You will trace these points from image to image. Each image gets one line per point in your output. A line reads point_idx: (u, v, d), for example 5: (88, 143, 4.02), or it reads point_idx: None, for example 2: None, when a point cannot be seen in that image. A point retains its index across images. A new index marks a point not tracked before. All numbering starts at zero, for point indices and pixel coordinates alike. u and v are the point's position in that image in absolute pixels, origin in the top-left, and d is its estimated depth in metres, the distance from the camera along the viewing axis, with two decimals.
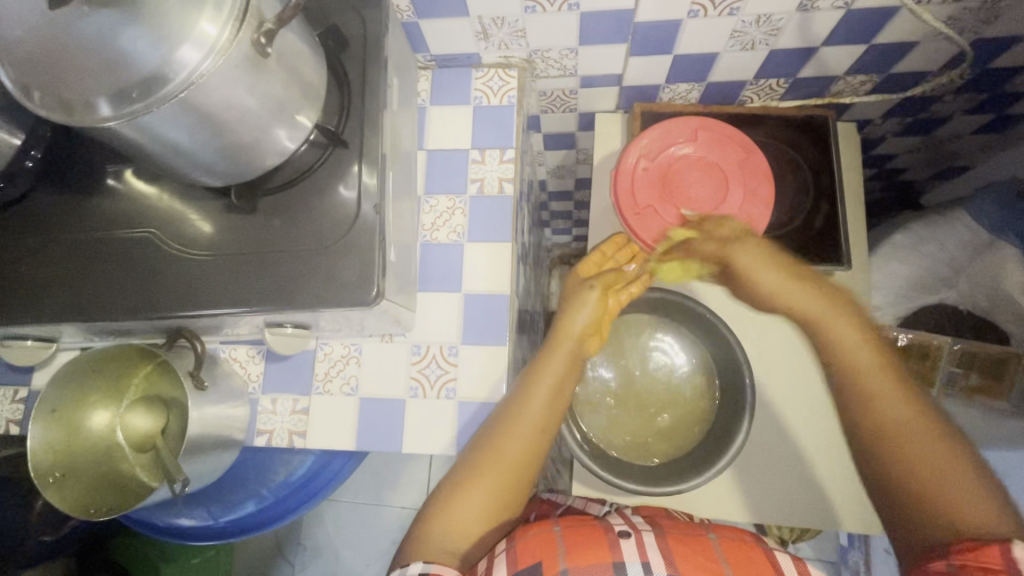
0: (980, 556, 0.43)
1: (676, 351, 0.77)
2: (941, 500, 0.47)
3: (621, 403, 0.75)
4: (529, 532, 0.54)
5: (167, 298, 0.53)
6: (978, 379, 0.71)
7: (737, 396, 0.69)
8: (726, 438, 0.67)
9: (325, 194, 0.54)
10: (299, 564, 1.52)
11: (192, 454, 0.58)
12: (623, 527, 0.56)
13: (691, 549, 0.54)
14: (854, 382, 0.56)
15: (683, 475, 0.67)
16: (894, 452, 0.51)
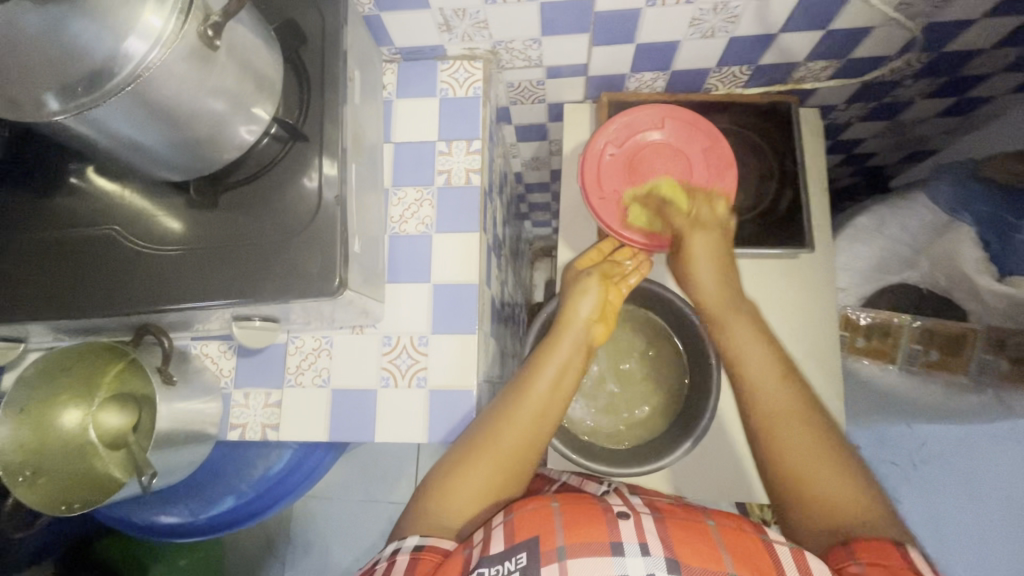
0: (882, 556, 0.46)
1: (643, 334, 0.78)
2: (823, 492, 0.52)
3: (591, 389, 0.77)
4: (527, 505, 0.53)
5: (132, 294, 0.53)
6: (937, 356, 0.73)
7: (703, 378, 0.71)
8: (693, 418, 0.69)
9: (287, 187, 0.54)
10: (289, 561, 1.52)
11: (164, 448, 0.59)
12: (622, 509, 0.54)
13: (691, 532, 0.51)
14: (747, 378, 0.61)
15: (653, 455, 0.68)
16: (777, 447, 0.56)
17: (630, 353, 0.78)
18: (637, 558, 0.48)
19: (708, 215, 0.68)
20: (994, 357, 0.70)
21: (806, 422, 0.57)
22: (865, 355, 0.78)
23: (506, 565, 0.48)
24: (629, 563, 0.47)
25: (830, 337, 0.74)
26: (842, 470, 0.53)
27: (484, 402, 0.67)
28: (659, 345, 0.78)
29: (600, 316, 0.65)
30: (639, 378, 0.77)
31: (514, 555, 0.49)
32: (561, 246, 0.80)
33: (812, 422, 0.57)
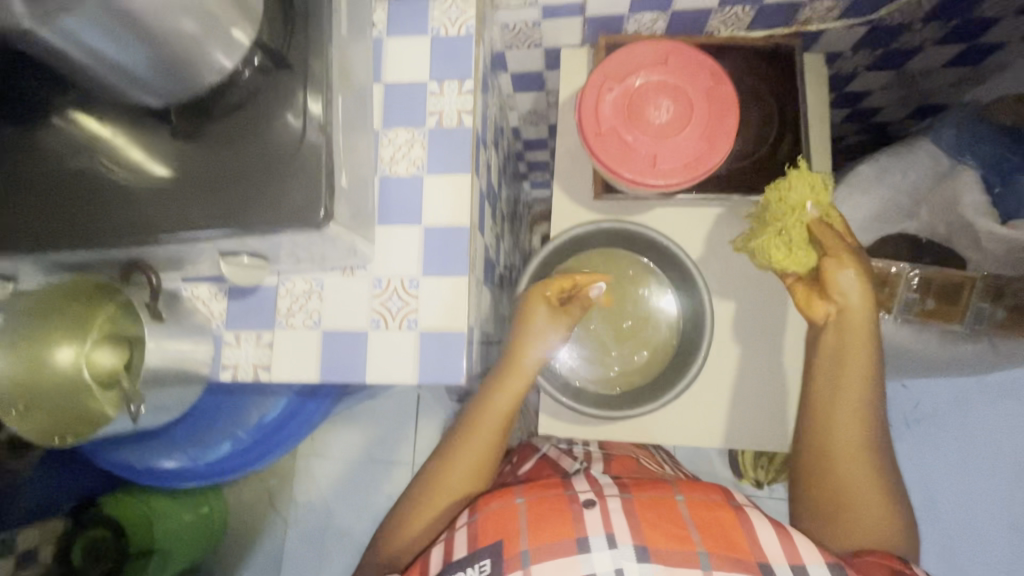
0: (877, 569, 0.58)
1: (640, 280, 0.77)
2: (859, 523, 0.62)
3: (583, 335, 0.77)
4: (491, 504, 0.62)
5: (117, 227, 0.53)
6: (932, 304, 0.73)
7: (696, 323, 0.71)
8: (686, 364, 0.69)
9: (272, 121, 0.53)
10: (291, 518, 1.56)
11: (155, 385, 0.59)
12: (587, 495, 0.62)
13: (656, 515, 0.60)
14: (832, 417, 0.63)
15: (644, 401, 0.69)
16: (839, 484, 0.63)
17: (626, 300, 0.77)
18: (603, 550, 0.57)
19: (858, 251, 0.62)
20: (988, 305, 0.72)
21: (865, 466, 0.62)
22: None
23: (472, 570, 0.58)
24: (595, 559, 0.57)
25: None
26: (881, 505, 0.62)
27: (475, 343, 0.67)
28: (654, 291, 0.77)
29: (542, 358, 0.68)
30: (631, 324, 0.77)
31: (477, 561, 0.58)
32: (556, 194, 0.79)
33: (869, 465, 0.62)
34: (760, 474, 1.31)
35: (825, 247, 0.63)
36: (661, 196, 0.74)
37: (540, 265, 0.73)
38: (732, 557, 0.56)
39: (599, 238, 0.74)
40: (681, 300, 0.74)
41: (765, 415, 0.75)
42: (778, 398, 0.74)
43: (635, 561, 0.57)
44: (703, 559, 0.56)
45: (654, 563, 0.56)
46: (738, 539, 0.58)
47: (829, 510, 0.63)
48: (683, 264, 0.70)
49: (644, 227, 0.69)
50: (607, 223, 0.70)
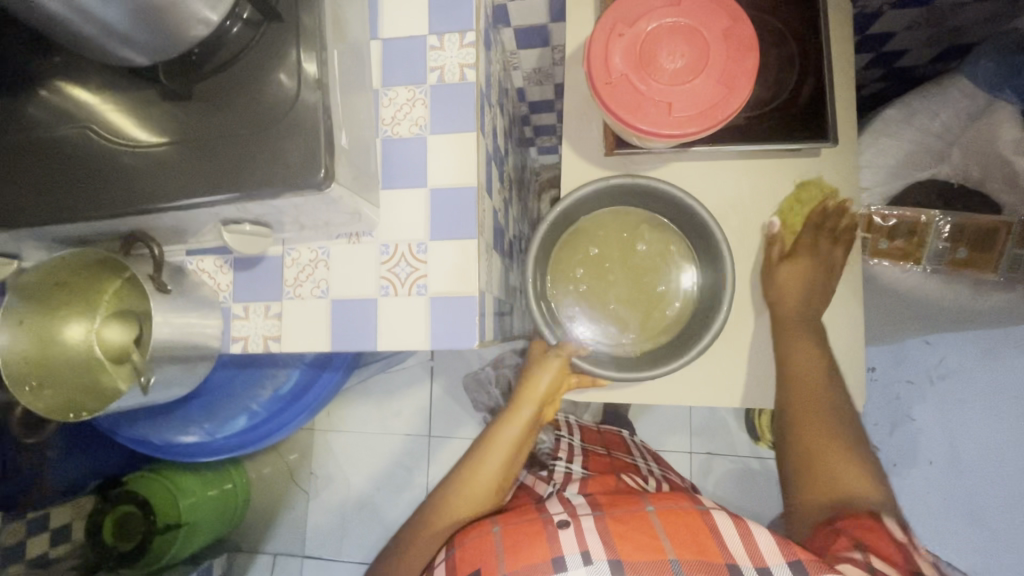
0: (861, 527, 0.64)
1: (654, 241, 0.74)
2: (837, 482, 0.68)
3: (594, 302, 0.75)
4: (469, 538, 0.67)
5: (111, 196, 0.51)
6: (966, 253, 0.70)
7: (716, 292, 0.67)
8: (707, 319, 0.67)
9: (265, 78, 0.51)
10: (312, 492, 1.59)
11: (167, 357, 0.59)
12: (562, 517, 0.67)
13: (630, 528, 0.64)
14: (791, 377, 0.69)
15: (665, 361, 0.67)
16: (800, 436, 0.70)
17: (641, 262, 0.75)
18: (578, 566, 0.61)
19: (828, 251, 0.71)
20: None
21: (824, 424, 0.69)
22: (886, 259, 0.74)
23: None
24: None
25: (851, 238, 0.71)
26: (852, 460, 0.68)
27: (486, 308, 0.65)
28: (673, 253, 0.74)
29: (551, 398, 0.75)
30: (648, 288, 0.74)
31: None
32: (565, 151, 0.76)
33: (832, 421, 0.69)
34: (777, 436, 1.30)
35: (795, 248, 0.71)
36: (678, 148, 0.71)
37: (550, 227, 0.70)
38: (701, 560, 0.61)
39: (608, 199, 0.71)
40: (700, 260, 0.72)
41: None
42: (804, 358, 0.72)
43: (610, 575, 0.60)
44: (675, 565, 0.60)
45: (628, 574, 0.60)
46: (705, 542, 0.63)
47: (800, 471, 0.70)
48: (698, 217, 0.67)
49: (662, 183, 0.66)
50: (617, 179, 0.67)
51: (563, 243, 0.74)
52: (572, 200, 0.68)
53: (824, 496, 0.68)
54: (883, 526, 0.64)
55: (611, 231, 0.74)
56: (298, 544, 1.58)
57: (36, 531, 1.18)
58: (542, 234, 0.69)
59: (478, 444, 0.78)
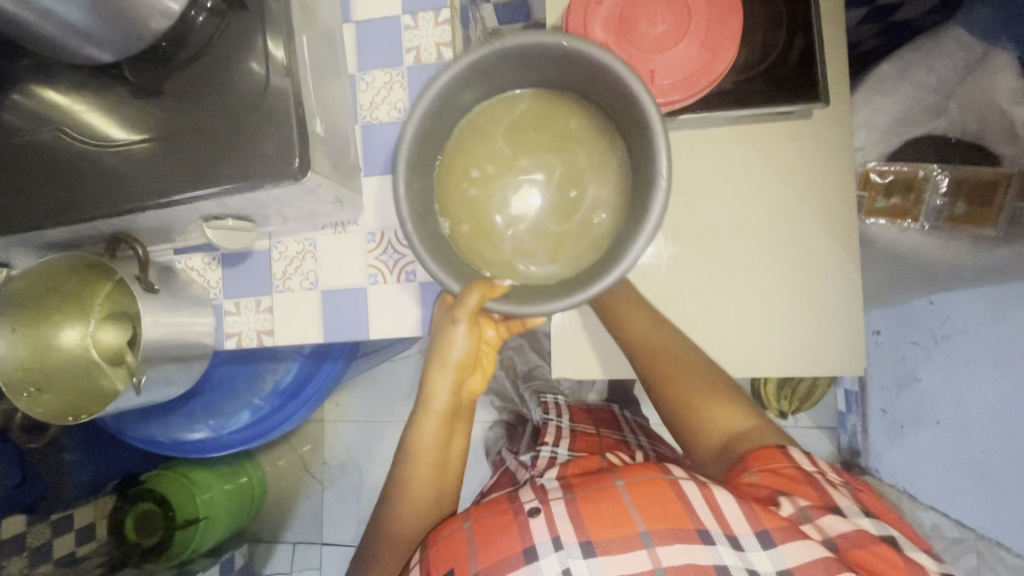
0: (768, 461, 0.56)
1: (545, 123, 0.54)
2: (713, 420, 0.63)
3: (509, 233, 0.54)
4: (439, 538, 0.59)
5: (90, 199, 0.51)
6: (965, 208, 0.69)
7: (640, 155, 0.49)
8: (644, 191, 0.48)
9: (234, 69, 0.50)
10: (327, 481, 1.62)
11: (162, 356, 0.59)
12: (532, 504, 0.58)
13: (599, 503, 0.55)
14: (636, 343, 0.67)
15: (603, 265, 0.48)
16: (664, 378, 0.66)
17: (542, 157, 0.54)
18: (549, 554, 0.53)
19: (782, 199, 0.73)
20: None
21: (682, 363, 0.66)
22: (883, 217, 0.73)
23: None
24: (543, 565, 0.53)
25: (807, 191, 0.71)
26: (722, 395, 0.64)
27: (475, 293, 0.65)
28: (574, 140, 0.54)
29: (470, 363, 0.65)
30: (559, 189, 0.54)
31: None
32: None
33: (687, 360, 0.67)
34: (783, 404, 1.32)
35: (776, 212, 0.72)
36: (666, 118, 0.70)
37: (416, 143, 0.49)
38: (672, 530, 0.52)
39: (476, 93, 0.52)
40: (626, 131, 0.50)
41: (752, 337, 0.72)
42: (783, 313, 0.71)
43: (582, 558, 0.53)
44: (646, 539, 0.52)
45: (601, 557, 0.52)
46: (676, 509, 0.53)
47: (678, 419, 0.65)
48: (601, 69, 0.47)
49: (546, 36, 0.46)
50: (483, 46, 0.47)
51: (438, 167, 0.54)
52: (434, 90, 0.48)
53: (711, 436, 0.63)
54: (789, 457, 0.56)
55: (493, 130, 0.54)
56: (316, 532, 1.61)
57: (59, 532, 1.21)
58: (412, 138, 0.48)
59: (405, 436, 0.69)
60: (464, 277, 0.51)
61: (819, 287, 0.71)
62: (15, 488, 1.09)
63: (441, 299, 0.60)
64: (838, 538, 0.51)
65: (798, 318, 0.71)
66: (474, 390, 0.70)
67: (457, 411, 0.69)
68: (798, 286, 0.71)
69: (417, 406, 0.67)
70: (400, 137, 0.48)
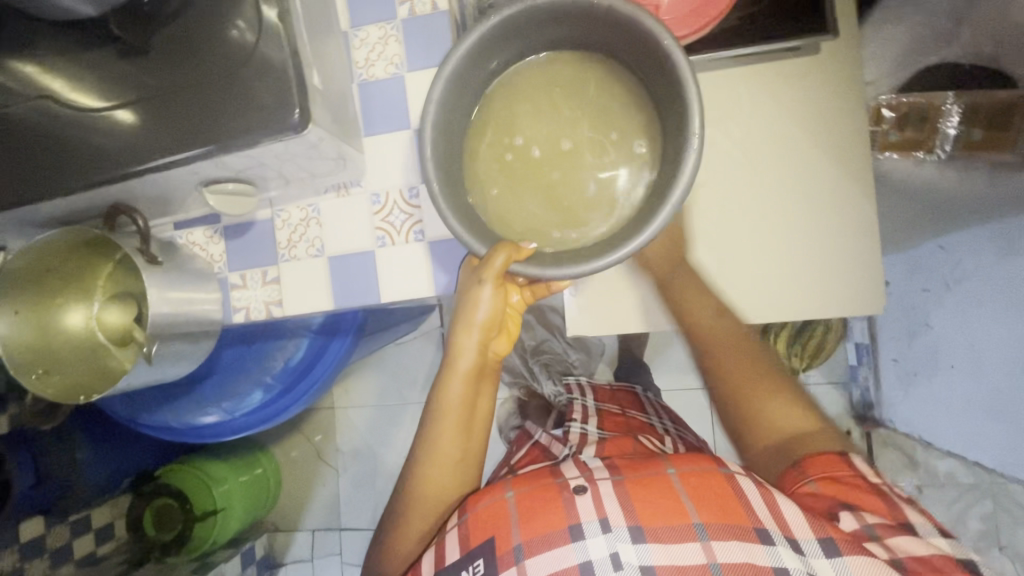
0: (829, 465, 0.65)
1: (574, 83, 0.53)
2: (770, 419, 0.71)
3: (551, 198, 0.52)
4: (482, 502, 0.66)
5: (85, 167, 0.49)
6: (981, 134, 0.70)
7: (673, 110, 0.48)
8: (678, 150, 0.47)
9: (221, 19, 0.47)
10: (342, 467, 1.61)
11: (173, 331, 0.58)
12: (578, 483, 0.66)
13: (651, 490, 0.63)
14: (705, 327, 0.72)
15: (633, 229, 0.47)
16: (722, 369, 0.75)
17: (571, 116, 0.53)
18: (597, 535, 0.60)
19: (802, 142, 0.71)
20: None
21: (748, 363, 0.74)
22: (897, 151, 0.76)
23: (466, 571, 0.62)
24: (590, 544, 0.60)
25: (826, 132, 0.70)
26: (784, 399, 0.73)
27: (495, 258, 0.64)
28: (605, 97, 0.53)
29: (495, 326, 0.63)
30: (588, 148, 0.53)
31: (471, 561, 0.63)
32: None
33: (747, 356, 0.75)
34: (795, 361, 1.32)
35: (789, 153, 0.70)
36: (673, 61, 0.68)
37: (444, 106, 0.49)
38: (727, 526, 0.59)
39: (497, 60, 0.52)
40: (659, 89, 0.49)
41: (791, 291, 0.71)
42: (805, 262, 0.71)
43: (630, 542, 0.60)
44: (700, 531, 0.59)
45: (650, 543, 0.59)
46: (732, 506, 0.61)
47: (738, 420, 0.73)
48: (618, 16, 0.46)
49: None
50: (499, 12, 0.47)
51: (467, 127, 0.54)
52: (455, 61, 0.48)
53: (766, 439, 0.71)
54: (851, 465, 0.65)
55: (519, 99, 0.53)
56: (334, 518, 1.61)
57: (79, 533, 1.22)
58: (440, 99, 0.48)
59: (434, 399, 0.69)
60: (490, 240, 0.50)
61: (841, 240, 0.70)
62: (31, 489, 1.09)
63: (469, 260, 0.58)
64: (906, 556, 0.55)
65: (818, 266, 0.71)
66: (500, 351, 0.70)
67: (483, 371, 0.68)
68: (824, 235, 0.70)
69: (444, 363, 0.67)
70: (427, 101, 0.48)
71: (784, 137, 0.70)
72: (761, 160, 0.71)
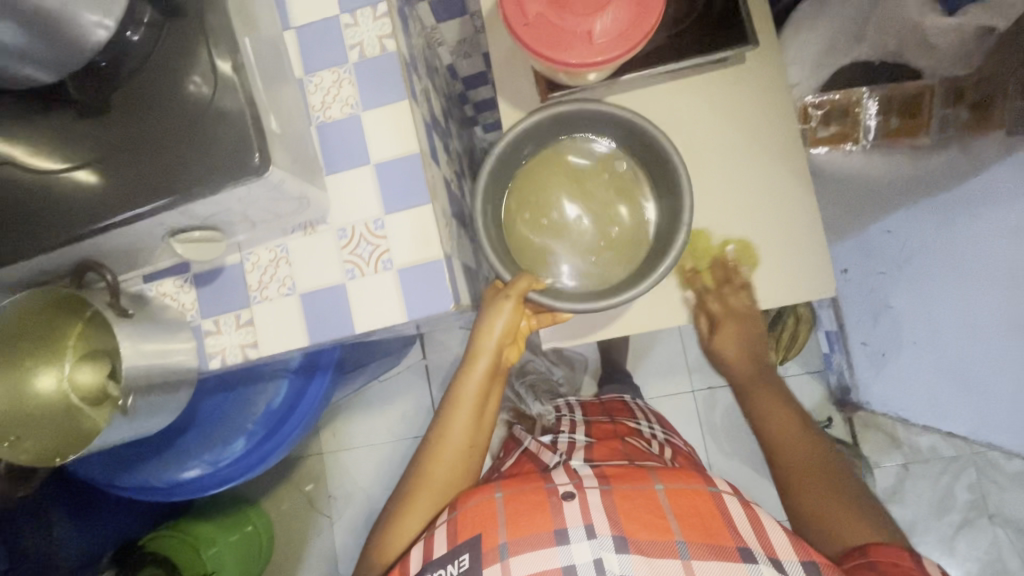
0: (887, 556, 0.58)
1: (584, 159, 0.72)
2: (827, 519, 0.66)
3: (583, 241, 0.72)
4: (470, 500, 0.67)
5: (50, 223, 0.50)
6: (897, 122, 0.84)
7: (670, 194, 0.67)
8: (672, 217, 0.67)
9: (178, 73, 0.49)
10: (334, 514, 1.57)
11: (146, 384, 0.57)
12: (567, 489, 0.67)
13: (636, 506, 0.64)
14: (766, 435, 0.76)
15: (643, 275, 0.65)
16: (780, 453, 0.73)
17: (582, 184, 0.72)
18: (582, 541, 0.61)
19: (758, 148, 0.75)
20: (952, 109, 0.81)
21: (805, 453, 0.72)
22: (828, 144, 0.89)
23: (452, 566, 0.62)
24: (573, 549, 0.61)
25: (763, 130, 0.75)
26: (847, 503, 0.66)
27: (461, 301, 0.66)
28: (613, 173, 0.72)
29: (512, 336, 0.72)
30: (597, 209, 0.72)
31: (457, 556, 0.63)
32: (502, 110, 0.78)
33: (810, 448, 0.72)
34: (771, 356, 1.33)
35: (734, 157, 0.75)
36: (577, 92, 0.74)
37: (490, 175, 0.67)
38: (711, 547, 0.60)
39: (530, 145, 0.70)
40: (654, 171, 0.69)
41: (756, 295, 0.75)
42: (768, 270, 0.75)
43: (614, 551, 0.61)
44: (682, 549, 0.60)
45: (632, 554, 0.60)
46: (716, 526, 0.62)
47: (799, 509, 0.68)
48: (625, 122, 0.66)
49: (581, 104, 0.65)
50: (542, 111, 0.66)
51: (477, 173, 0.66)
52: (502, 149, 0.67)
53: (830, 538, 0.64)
54: (919, 564, 0.57)
55: (544, 175, 0.72)
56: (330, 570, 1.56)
57: None
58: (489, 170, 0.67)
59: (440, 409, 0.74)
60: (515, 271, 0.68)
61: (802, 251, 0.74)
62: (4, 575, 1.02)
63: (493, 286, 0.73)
64: None
65: (775, 276, 0.75)
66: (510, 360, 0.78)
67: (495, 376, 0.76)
68: (785, 242, 0.74)
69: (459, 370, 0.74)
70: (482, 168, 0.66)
71: (725, 142, 0.75)
72: (708, 168, 0.75)
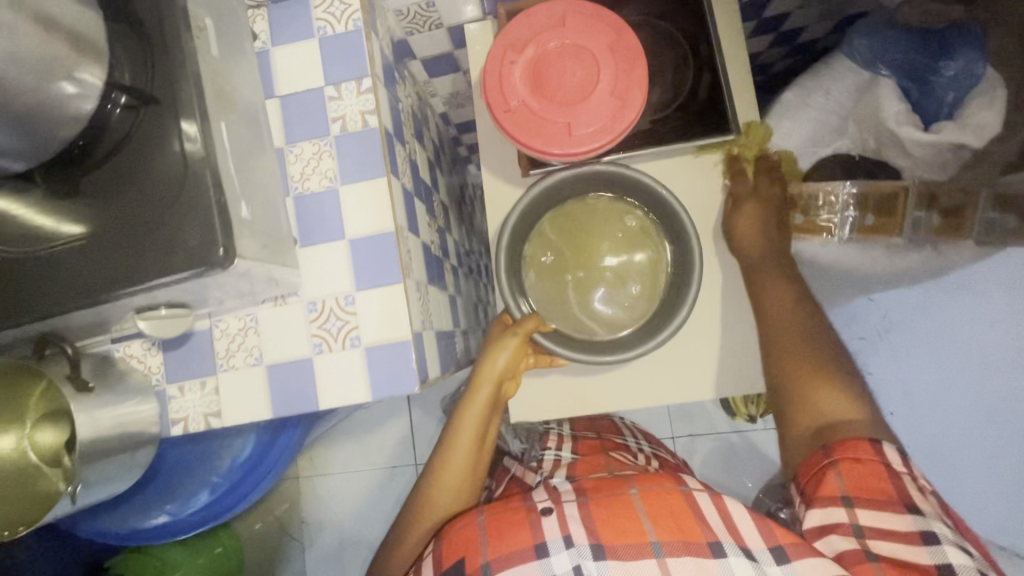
0: (852, 452, 0.61)
1: (591, 213, 0.76)
2: (821, 407, 0.65)
3: (596, 295, 0.76)
4: (455, 526, 0.64)
5: (15, 302, 0.50)
6: (873, 219, 0.81)
7: (682, 248, 0.72)
8: (683, 270, 0.72)
9: (149, 160, 0.49)
10: (307, 540, 1.56)
11: (102, 455, 0.57)
12: (544, 504, 0.64)
13: (610, 510, 0.62)
14: (762, 312, 0.72)
15: (659, 328, 0.70)
16: (775, 337, 0.70)
17: (592, 236, 0.76)
18: (560, 551, 0.59)
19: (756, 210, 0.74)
20: (923, 213, 0.81)
21: (801, 338, 0.69)
22: (805, 234, 0.83)
23: None
24: (555, 560, 0.59)
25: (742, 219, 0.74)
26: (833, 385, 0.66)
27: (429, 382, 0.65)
28: (619, 224, 0.76)
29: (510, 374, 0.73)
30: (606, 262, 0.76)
31: None
32: (486, 178, 0.79)
33: (807, 335, 0.70)
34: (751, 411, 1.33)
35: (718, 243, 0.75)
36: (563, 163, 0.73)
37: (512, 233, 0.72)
38: (684, 542, 0.58)
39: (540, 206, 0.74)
40: (662, 225, 0.74)
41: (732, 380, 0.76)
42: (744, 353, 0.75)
43: (593, 558, 0.59)
44: (655, 548, 0.58)
45: (610, 558, 0.59)
46: (688, 523, 0.60)
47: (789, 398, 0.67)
48: (639, 181, 0.70)
49: (604, 163, 0.69)
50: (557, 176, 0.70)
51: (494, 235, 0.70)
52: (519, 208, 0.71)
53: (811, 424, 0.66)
54: (880, 452, 0.60)
55: (555, 228, 0.76)
56: None
57: None
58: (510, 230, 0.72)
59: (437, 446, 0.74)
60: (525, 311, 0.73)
61: None
62: None
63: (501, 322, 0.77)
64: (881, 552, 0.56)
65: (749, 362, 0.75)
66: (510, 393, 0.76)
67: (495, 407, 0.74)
68: None
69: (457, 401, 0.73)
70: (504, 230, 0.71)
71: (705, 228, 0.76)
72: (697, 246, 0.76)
